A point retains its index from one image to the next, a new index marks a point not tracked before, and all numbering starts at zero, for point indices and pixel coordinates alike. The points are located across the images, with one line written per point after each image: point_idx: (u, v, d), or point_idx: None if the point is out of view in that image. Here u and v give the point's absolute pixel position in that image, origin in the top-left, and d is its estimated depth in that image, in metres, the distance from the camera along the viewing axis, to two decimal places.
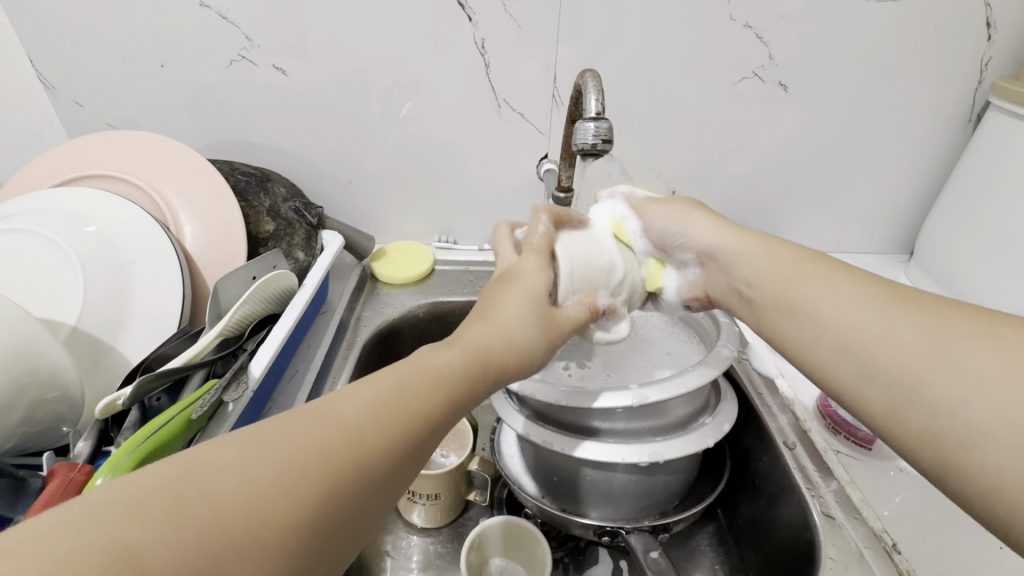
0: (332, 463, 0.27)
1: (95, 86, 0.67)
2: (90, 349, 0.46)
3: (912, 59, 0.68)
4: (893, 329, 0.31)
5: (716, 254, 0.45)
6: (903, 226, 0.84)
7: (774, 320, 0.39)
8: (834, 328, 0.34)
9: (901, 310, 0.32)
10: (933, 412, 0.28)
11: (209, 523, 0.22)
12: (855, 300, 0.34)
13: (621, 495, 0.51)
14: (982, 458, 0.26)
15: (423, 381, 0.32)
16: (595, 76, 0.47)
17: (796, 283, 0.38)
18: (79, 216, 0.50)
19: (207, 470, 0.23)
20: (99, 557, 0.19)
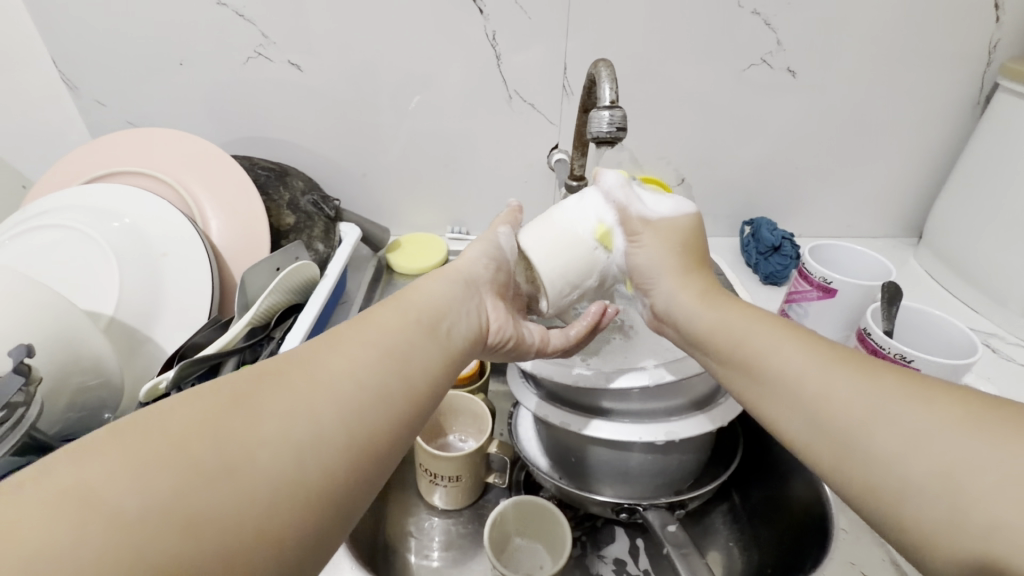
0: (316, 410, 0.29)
1: (116, 86, 0.69)
2: (127, 339, 0.48)
3: (920, 42, 0.69)
4: (830, 382, 0.33)
5: (674, 312, 0.46)
6: (912, 210, 0.84)
7: (728, 368, 0.40)
8: (782, 380, 0.36)
9: (842, 367, 0.34)
10: (872, 466, 0.30)
11: (203, 465, 0.25)
12: (805, 355, 0.36)
13: (638, 474, 0.53)
14: (915, 500, 0.28)
15: (391, 351, 0.35)
16: (608, 65, 0.48)
17: (753, 336, 0.39)
18: (110, 211, 0.51)
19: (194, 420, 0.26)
20: (78, 521, 0.21)
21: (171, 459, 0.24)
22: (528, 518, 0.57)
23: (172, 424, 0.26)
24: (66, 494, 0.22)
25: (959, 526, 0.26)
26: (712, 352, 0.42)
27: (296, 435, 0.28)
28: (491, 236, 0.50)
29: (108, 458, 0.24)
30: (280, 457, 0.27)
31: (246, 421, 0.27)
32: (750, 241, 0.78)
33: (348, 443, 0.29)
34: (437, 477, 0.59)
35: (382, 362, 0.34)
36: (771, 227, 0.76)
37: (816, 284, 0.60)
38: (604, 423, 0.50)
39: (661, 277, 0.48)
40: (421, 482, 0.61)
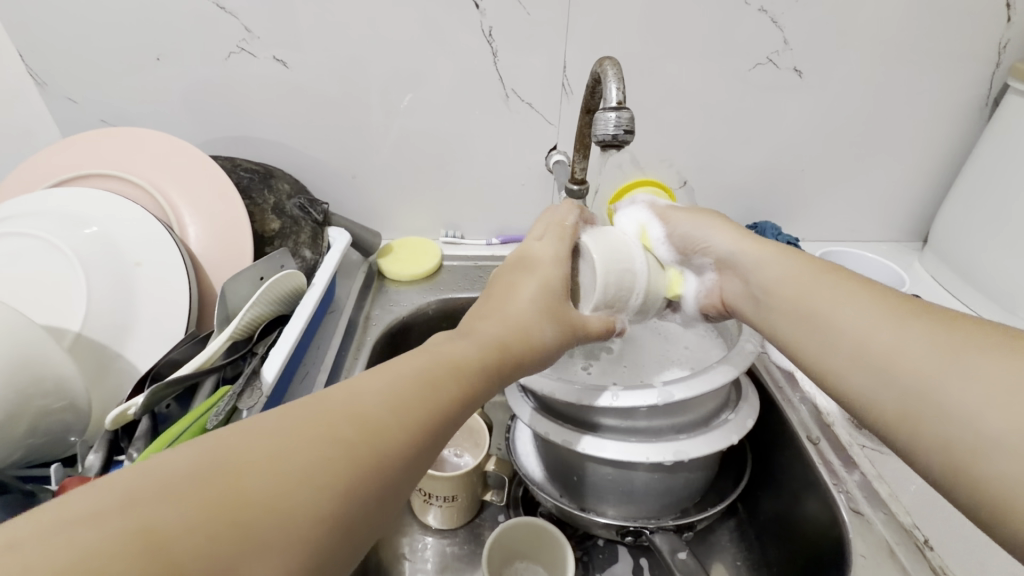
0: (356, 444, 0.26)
1: (87, 80, 0.65)
2: (95, 356, 0.44)
3: (930, 42, 0.67)
4: (902, 334, 0.32)
5: (736, 262, 0.46)
6: (916, 213, 0.83)
7: (795, 326, 0.39)
8: (849, 334, 0.35)
9: (915, 322, 0.32)
10: (943, 420, 0.28)
11: (246, 504, 0.22)
12: (873, 310, 0.34)
13: (643, 494, 0.50)
14: (978, 446, 0.26)
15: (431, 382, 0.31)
16: (614, 64, 0.45)
17: (818, 292, 0.38)
18: (78, 217, 0.47)
19: (240, 452, 0.23)
20: (120, 537, 0.19)
21: (214, 500, 0.21)
22: (543, 544, 0.53)
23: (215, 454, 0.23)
24: (108, 538, 0.19)
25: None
26: (776, 301, 0.41)
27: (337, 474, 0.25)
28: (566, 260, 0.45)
29: (157, 493, 0.21)
30: (320, 493, 0.24)
31: (293, 455, 0.24)
32: None
33: (383, 486, 0.26)
34: (431, 497, 0.56)
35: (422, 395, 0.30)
36: (775, 232, 0.74)
37: None
38: (609, 442, 0.47)
39: (712, 235, 0.48)
40: (414, 502, 0.57)
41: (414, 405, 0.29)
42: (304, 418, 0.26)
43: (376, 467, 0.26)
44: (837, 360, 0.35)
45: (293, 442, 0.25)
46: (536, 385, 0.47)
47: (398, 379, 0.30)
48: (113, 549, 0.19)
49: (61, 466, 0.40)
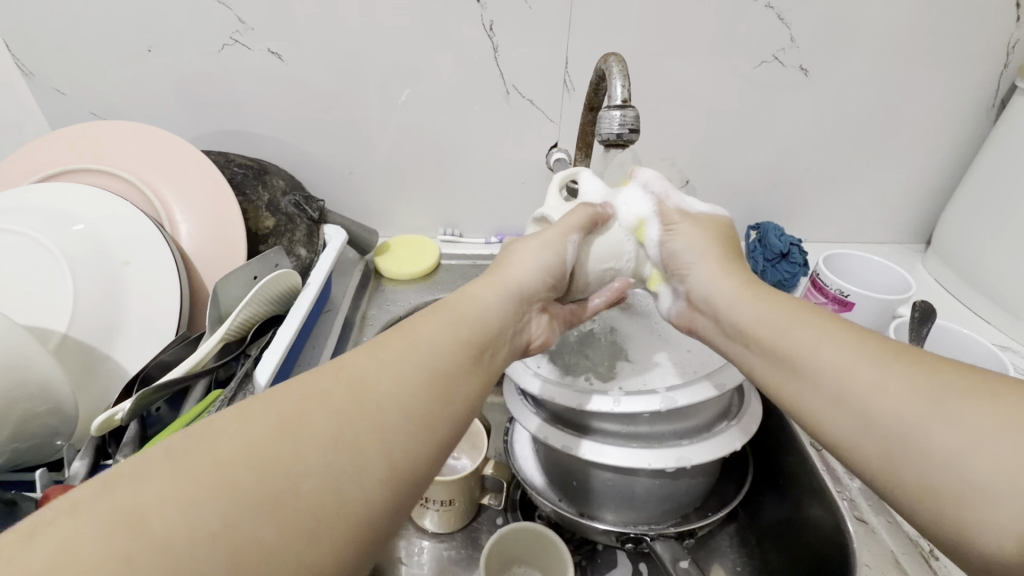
0: (362, 428, 0.25)
1: (76, 72, 0.63)
2: (83, 358, 0.43)
3: (937, 41, 0.66)
4: (875, 378, 0.30)
5: (711, 301, 0.42)
6: (920, 215, 0.82)
7: (773, 366, 0.36)
8: (826, 377, 0.32)
9: (895, 363, 0.30)
10: (933, 466, 0.26)
11: (250, 490, 0.21)
12: (855, 348, 0.32)
13: (644, 500, 0.49)
14: (973, 505, 0.25)
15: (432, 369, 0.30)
16: (619, 60, 0.44)
17: (797, 328, 0.35)
18: (65, 215, 0.46)
19: (251, 439, 0.23)
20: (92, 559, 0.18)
21: (204, 524, 0.20)
22: (541, 550, 0.53)
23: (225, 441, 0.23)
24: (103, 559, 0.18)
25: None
26: (751, 335, 0.38)
27: (345, 464, 0.24)
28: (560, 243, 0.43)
29: (163, 481, 0.21)
30: (325, 478, 0.23)
31: (291, 472, 0.22)
32: (756, 247, 0.75)
33: (392, 470, 0.25)
34: (428, 501, 0.55)
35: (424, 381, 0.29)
36: (778, 233, 0.73)
37: (831, 297, 0.59)
38: (610, 447, 0.46)
39: (697, 264, 0.44)
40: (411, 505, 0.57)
41: (421, 390, 0.28)
42: (311, 402, 0.25)
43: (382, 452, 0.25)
44: (814, 406, 0.32)
45: (297, 430, 0.24)
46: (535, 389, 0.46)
47: (398, 357, 0.29)
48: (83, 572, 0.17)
49: (47, 472, 0.39)
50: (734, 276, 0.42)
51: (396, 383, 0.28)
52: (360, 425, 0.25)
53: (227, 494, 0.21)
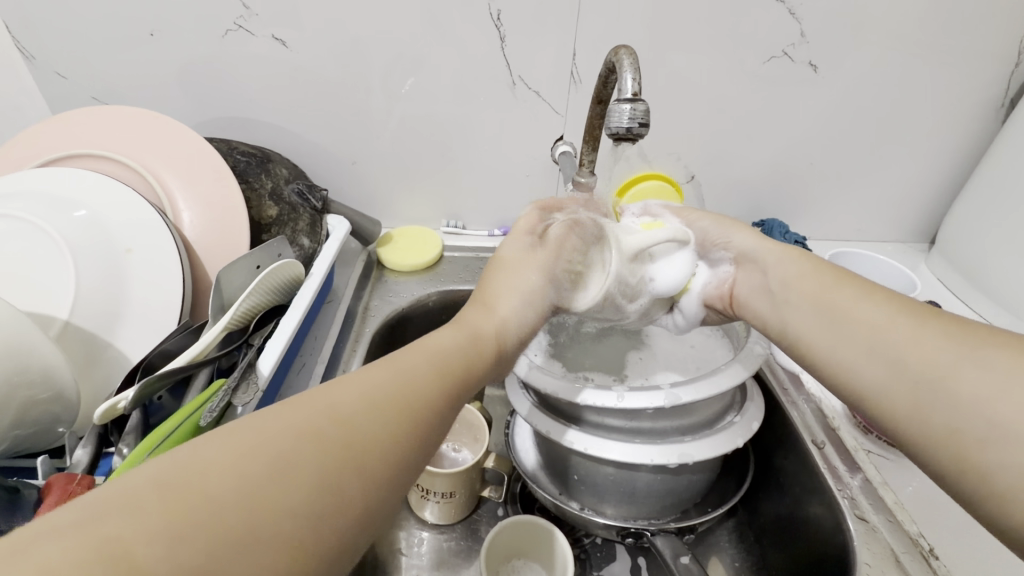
0: (338, 448, 0.25)
1: (77, 56, 0.62)
2: (85, 345, 0.42)
3: (950, 39, 0.65)
4: (911, 333, 0.33)
5: (758, 259, 0.46)
6: (924, 215, 0.82)
7: (814, 325, 0.39)
8: (867, 335, 0.35)
9: (931, 324, 0.33)
10: (957, 411, 0.29)
11: (229, 514, 0.21)
12: (893, 311, 0.35)
13: (645, 495, 0.49)
14: (1002, 439, 0.26)
15: (409, 389, 0.30)
16: (630, 53, 0.43)
17: (835, 293, 0.39)
18: (66, 200, 0.46)
19: (225, 463, 0.22)
20: (94, 557, 0.18)
21: (197, 524, 0.20)
22: (540, 541, 0.53)
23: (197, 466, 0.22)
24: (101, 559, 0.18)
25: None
26: (793, 295, 0.42)
27: (320, 483, 0.24)
28: (540, 270, 0.43)
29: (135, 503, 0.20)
30: (305, 491, 0.23)
31: (276, 470, 0.23)
32: None
33: (366, 490, 0.25)
34: (429, 493, 0.55)
35: (399, 399, 0.29)
36: (784, 232, 0.73)
37: None
38: (612, 442, 0.46)
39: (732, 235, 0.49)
40: (411, 496, 0.57)
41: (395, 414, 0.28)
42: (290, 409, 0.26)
43: (359, 471, 0.25)
44: (853, 364, 0.35)
45: (274, 454, 0.23)
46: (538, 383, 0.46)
47: (369, 376, 0.29)
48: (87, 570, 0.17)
49: (49, 459, 0.39)
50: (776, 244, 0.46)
51: (369, 404, 0.28)
52: (336, 447, 0.25)
53: (203, 514, 0.20)
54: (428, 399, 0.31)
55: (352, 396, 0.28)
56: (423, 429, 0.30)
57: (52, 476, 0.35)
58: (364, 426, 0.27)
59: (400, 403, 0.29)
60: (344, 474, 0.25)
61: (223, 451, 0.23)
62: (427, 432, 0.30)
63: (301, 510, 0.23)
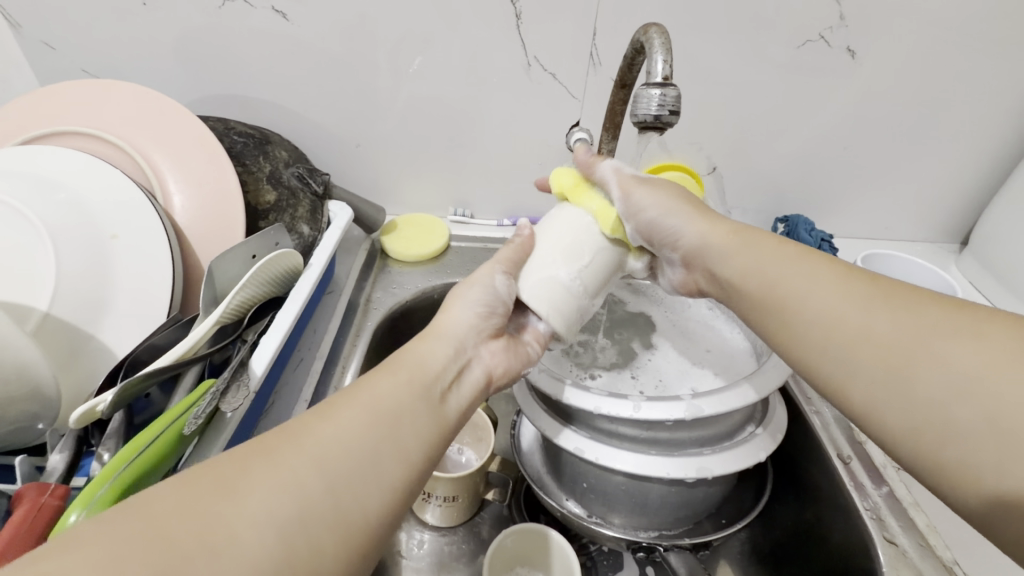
0: (302, 477, 0.25)
1: (67, 26, 0.59)
2: (66, 338, 0.40)
3: (1001, 26, 0.60)
4: (865, 315, 0.32)
5: (700, 251, 0.40)
6: (958, 214, 0.77)
7: (771, 315, 0.36)
8: (819, 316, 0.34)
9: (882, 303, 0.32)
10: (921, 406, 0.29)
11: (183, 556, 0.21)
12: (845, 287, 0.34)
13: (658, 507, 0.47)
14: (962, 420, 0.28)
15: (382, 410, 0.29)
16: (661, 32, 0.39)
17: (784, 273, 0.36)
18: (49, 182, 0.43)
19: (184, 504, 0.22)
20: None
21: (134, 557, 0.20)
22: (533, 546, 0.50)
23: (154, 510, 0.22)
24: None
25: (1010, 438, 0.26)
26: (736, 276, 0.38)
27: (285, 514, 0.23)
28: (485, 279, 0.41)
29: (90, 551, 0.20)
30: (254, 522, 0.23)
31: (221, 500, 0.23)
32: None
33: (338, 517, 0.25)
34: (430, 496, 0.53)
35: (373, 424, 0.29)
36: (809, 228, 0.70)
37: None
38: (625, 453, 0.43)
39: (679, 220, 0.40)
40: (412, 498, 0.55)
41: (363, 444, 0.27)
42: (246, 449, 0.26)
43: (326, 499, 0.25)
44: (812, 350, 0.34)
45: (233, 490, 0.23)
46: (547, 387, 0.43)
47: (334, 408, 0.29)
48: None
49: (26, 460, 0.37)
50: (720, 223, 0.40)
51: (339, 431, 0.27)
52: (301, 479, 0.25)
53: (158, 558, 0.20)
54: (406, 421, 0.30)
55: (316, 422, 0.28)
56: (403, 449, 0.29)
57: (24, 485, 0.33)
58: (333, 453, 0.26)
59: (372, 427, 0.28)
60: (308, 502, 0.24)
61: (181, 495, 0.23)
62: (408, 454, 0.29)
63: (265, 545, 0.22)
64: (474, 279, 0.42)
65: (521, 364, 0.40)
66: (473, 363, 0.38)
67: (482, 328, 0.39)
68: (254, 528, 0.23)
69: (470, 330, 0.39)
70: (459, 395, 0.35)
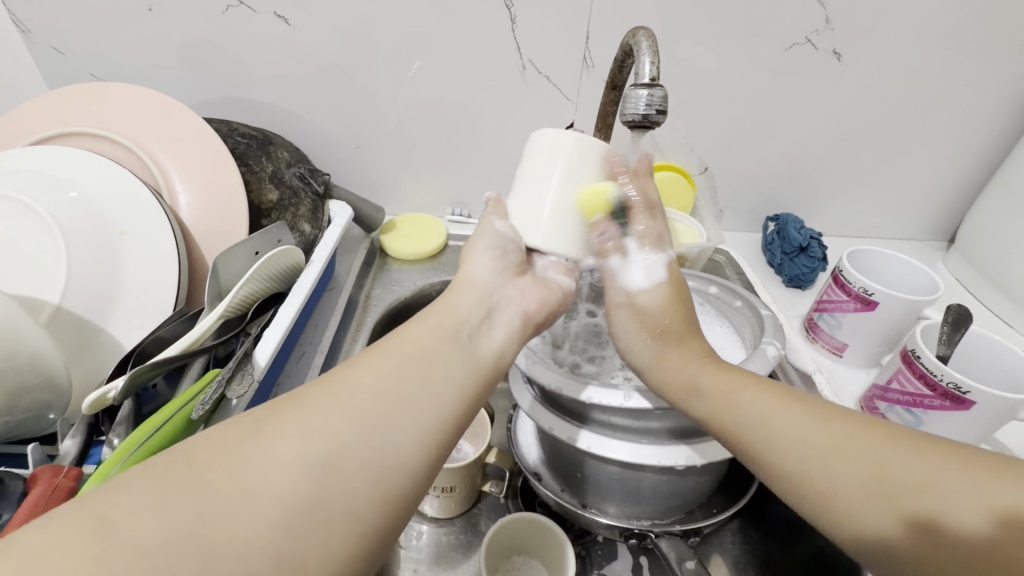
0: (336, 423, 0.26)
1: (75, 31, 0.60)
2: (76, 329, 0.41)
3: (980, 31, 0.62)
4: (812, 430, 0.34)
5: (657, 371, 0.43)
6: (945, 213, 0.79)
7: (729, 433, 0.38)
8: (785, 437, 0.35)
9: (829, 419, 0.35)
10: (911, 505, 0.29)
11: (223, 494, 0.22)
12: (792, 410, 0.36)
13: (650, 495, 0.48)
14: (934, 502, 0.29)
15: (410, 359, 0.31)
16: (649, 36, 0.41)
17: (743, 400, 0.37)
18: (58, 180, 0.44)
19: (224, 450, 0.24)
20: (86, 524, 0.20)
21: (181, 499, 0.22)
22: (516, 532, 0.52)
23: (199, 454, 0.24)
24: (86, 525, 0.20)
25: (972, 510, 0.28)
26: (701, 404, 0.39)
27: (318, 455, 0.25)
28: (491, 227, 0.43)
29: (142, 488, 0.22)
30: (293, 467, 0.24)
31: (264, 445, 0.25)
32: (774, 239, 0.73)
33: (370, 456, 0.26)
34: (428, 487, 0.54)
35: (402, 367, 0.30)
36: (798, 226, 0.71)
37: (854, 295, 0.57)
38: (617, 441, 0.45)
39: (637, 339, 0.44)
40: None
41: (394, 390, 0.29)
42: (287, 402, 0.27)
43: (358, 439, 0.26)
44: (785, 470, 0.34)
45: (273, 435, 0.25)
46: (541, 378, 0.44)
47: (368, 361, 0.30)
48: (73, 538, 0.19)
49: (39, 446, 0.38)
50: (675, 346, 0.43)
51: (369, 380, 0.29)
52: (333, 422, 0.26)
53: (202, 499, 0.22)
54: (434, 366, 0.31)
55: (348, 373, 0.29)
56: (433, 393, 0.30)
57: (39, 467, 0.35)
58: (362, 399, 0.28)
59: (402, 374, 0.30)
60: (342, 445, 0.26)
61: (223, 441, 0.25)
62: (438, 398, 0.30)
63: (300, 482, 0.24)
64: (482, 231, 0.43)
65: (552, 297, 0.43)
66: (507, 301, 0.40)
67: (501, 270, 0.41)
68: (289, 467, 0.24)
69: (494, 273, 0.41)
70: (494, 329, 0.37)
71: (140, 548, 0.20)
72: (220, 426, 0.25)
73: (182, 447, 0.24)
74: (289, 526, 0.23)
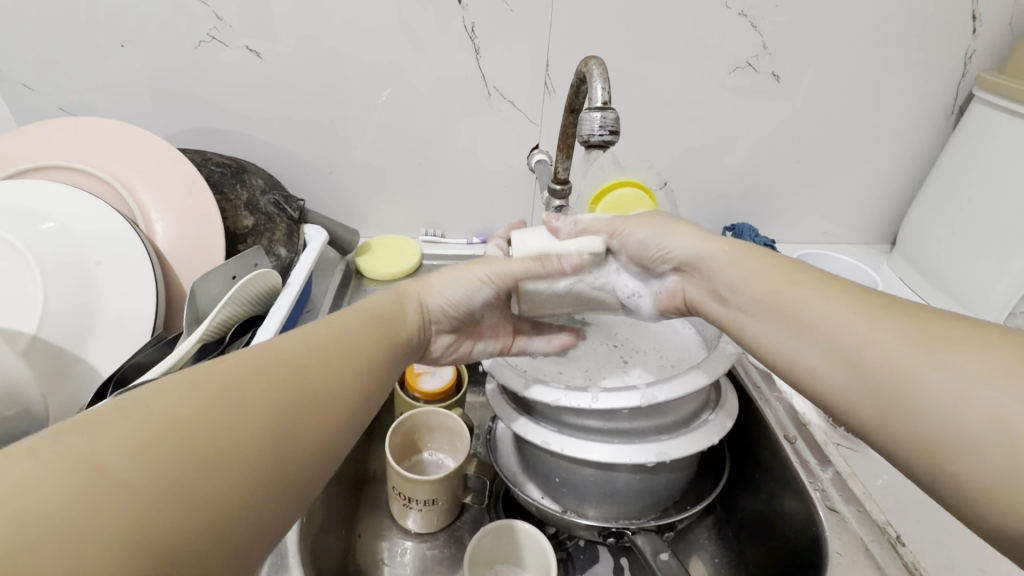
0: (294, 407, 0.29)
1: (45, 68, 0.61)
2: (53, 359, 0.42)
3: (896, 53, 0.69)
4: (855, 320, 0.31)
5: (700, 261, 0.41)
6: (887, 217, 0.85)
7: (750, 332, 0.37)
8: (824, 332, 0.32)
9: (890, 318, 0.30)
10: (921, 415, 0.27)
11: (199, 452, 0.24)
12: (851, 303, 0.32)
13: (625, 495, 0.50)
14: (924, 408, 0.27)
15: (354, 360, 0.35)
16: (599, 64, 0.45)
17: (788, 295, 0.35)
18: (33, 213, 0.45)
19: (201, 410, 0.26)
20: (68, 463, 0.21)
21: (162, 449, 0.23)
22: (524, 547, 0.53)
23: (173, 406, 0.25)
24: (71, 465, 0.21)
25: (974, 454, 0.25)
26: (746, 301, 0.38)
27: (277, 432, 0.28)
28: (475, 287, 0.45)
29: (120, 435, 0.23)
30: (260, 435, 0.27)
31: (236, 412, 0.27)
32: None
33: (316, 440, 0.30)
34: (411, 501, 0.55)
35: (349, 372, 0.34)
36: (753, 234, 0.76)
37: None
38: (591, 443, 0.46)
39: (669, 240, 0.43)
40: (394, 505, 0.56)
41: (337, 378, 0.33)
42: (254, 377, 0.29)
43: (310, 430, 0.29)
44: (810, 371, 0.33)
45: (242, 403, 0.27)
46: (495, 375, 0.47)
47: (327, 351, 0.34)
48: (61, 472, 0.21)
49: None
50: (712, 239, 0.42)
51: (321, 370, 0.32)
52: (293, 406, 0.29)
53: (182, 452, 0.24)
54: (368, 375, 0.35)
55: (309, 356, 0.32)
56: (365, 399, 0.34)
57: None
58: (314, 388, 0.31)
59: (346, 374, 0.34)
60: (296, 428, 0.29)
61: (197, 397, 0.26)
62: (366, 400, 0.34)
63: (262, 453, 0.27)
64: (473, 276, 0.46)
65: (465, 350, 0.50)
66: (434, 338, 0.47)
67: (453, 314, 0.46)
68: (256, 437, 0.27)
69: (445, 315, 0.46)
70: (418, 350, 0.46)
71: (128, 491, 0.22)
72: (194, 382, 0.27)
73: (153, 398, 0.25)
74: (244, 492, 0.25)
